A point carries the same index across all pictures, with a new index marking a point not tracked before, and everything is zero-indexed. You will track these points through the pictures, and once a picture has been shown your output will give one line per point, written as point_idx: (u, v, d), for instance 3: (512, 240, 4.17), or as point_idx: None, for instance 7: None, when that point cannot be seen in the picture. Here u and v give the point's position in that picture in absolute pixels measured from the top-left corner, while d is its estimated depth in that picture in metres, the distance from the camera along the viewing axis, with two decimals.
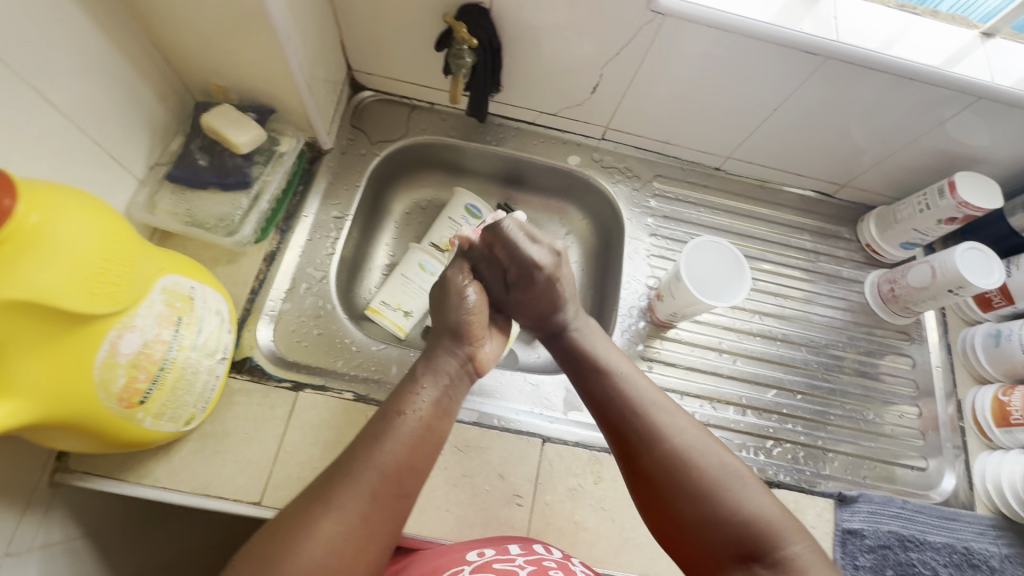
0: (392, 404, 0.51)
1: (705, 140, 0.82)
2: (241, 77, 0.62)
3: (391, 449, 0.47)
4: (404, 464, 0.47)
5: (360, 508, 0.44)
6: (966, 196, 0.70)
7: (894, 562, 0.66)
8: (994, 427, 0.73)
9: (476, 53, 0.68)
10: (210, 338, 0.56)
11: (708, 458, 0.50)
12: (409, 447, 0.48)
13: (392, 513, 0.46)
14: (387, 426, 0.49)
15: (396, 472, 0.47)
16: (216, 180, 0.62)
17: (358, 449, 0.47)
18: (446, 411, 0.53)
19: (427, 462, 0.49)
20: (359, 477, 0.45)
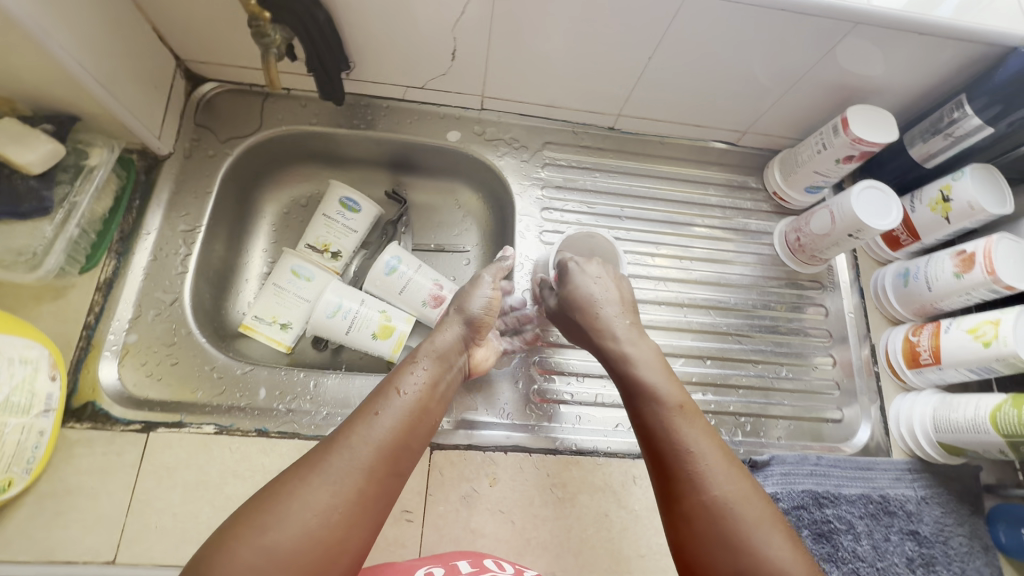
0: (393, 377, 0.52)
1: (591, 99, 0.75)
2: (21, 86, 0.53)
3: (388, 423, 0.48)
4: (398, 440, 0.47)
5: (355, 478, 0.43)
6: (859, 132, 0.65)
7: (810, 522, 0.64)
8: (906, 369, 0.71)
9: (281, 26, 0.58)
10: (16, 394, 0.49)
11: (741, 489, 0.46)
12: (405, 425, 0.49)
13: (384, 490, 0.45)
14: (386, 401, 0.50)
15: (392, 449, 0.47)
16: (7, 210, 0.53)
17: (356, 421, 0.47)
18: (440, 393, 0.54)
19: (421, 443, 0.50)
20: (356, 449, 0.45)
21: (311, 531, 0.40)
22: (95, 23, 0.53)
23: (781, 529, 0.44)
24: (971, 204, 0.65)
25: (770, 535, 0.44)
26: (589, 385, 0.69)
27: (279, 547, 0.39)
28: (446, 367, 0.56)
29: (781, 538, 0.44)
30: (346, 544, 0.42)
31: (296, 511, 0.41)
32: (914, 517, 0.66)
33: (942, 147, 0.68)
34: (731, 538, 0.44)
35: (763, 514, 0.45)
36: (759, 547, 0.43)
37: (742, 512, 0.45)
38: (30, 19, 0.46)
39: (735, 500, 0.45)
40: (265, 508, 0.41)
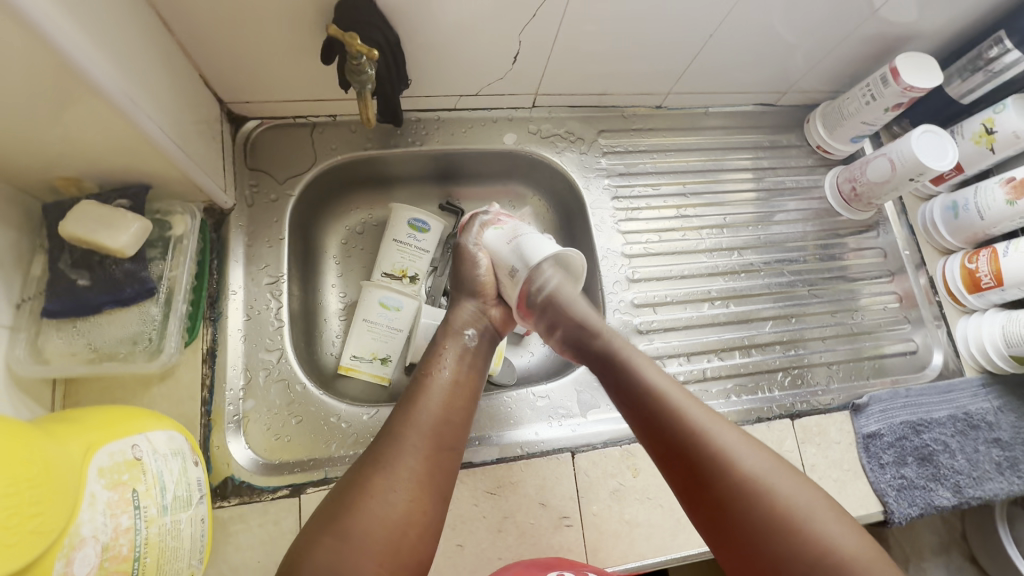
0: (421, 369, 0.56)
1: (643, 81, 0.75)
2: (91, 161, 0.49)
3: (427, 408, 0.52)
4: (441, 421, 0.52)
5: (409, 463, 0.47)
6: (910, 80, 0.68)
7: (913, 450, 0.69)
8: (967, 294, 0.77)
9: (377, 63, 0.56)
10: (179, 488, 0.46)
11: (738, 441, 0.48)
12: (443, 405, 0.53)
13: (441, 469, 0.49)
14: (420, 390, 0.53)
15: (436, 430, 0.51)
16: (110, 299, 0.52)
17: (394, 418, 0.51)
18: (473, 370, 0.58)
19: (464, 416, 0.54)
20: (404, 438, 0.49)
21: (387, 518, 0.45)
22: (154, 79, 0.50)
23: (787, 471, 0.46)
24: (1016, 133, 0.69)
25: (777, 475, 0.45)
26: (696, 360, 0.74)
27: (358, 539, 0.43)
28: (468, 346, 0.59)
29: (790, 480, 0.45)
30: (419, 521, 0.46)
31: (365, 507, 0.45)
32: (994, 425, 0.71)
33: (980, 83, 0.72)
34: (742, 487, 0.45)
35: (765, 458, 0.47)
36: (772, 493, 0.44)
37: (744, 460, 0.46)
38: (117, 88, 0.43)
39: (736, 450, 0.47)
40: (334, 510, 0.45)
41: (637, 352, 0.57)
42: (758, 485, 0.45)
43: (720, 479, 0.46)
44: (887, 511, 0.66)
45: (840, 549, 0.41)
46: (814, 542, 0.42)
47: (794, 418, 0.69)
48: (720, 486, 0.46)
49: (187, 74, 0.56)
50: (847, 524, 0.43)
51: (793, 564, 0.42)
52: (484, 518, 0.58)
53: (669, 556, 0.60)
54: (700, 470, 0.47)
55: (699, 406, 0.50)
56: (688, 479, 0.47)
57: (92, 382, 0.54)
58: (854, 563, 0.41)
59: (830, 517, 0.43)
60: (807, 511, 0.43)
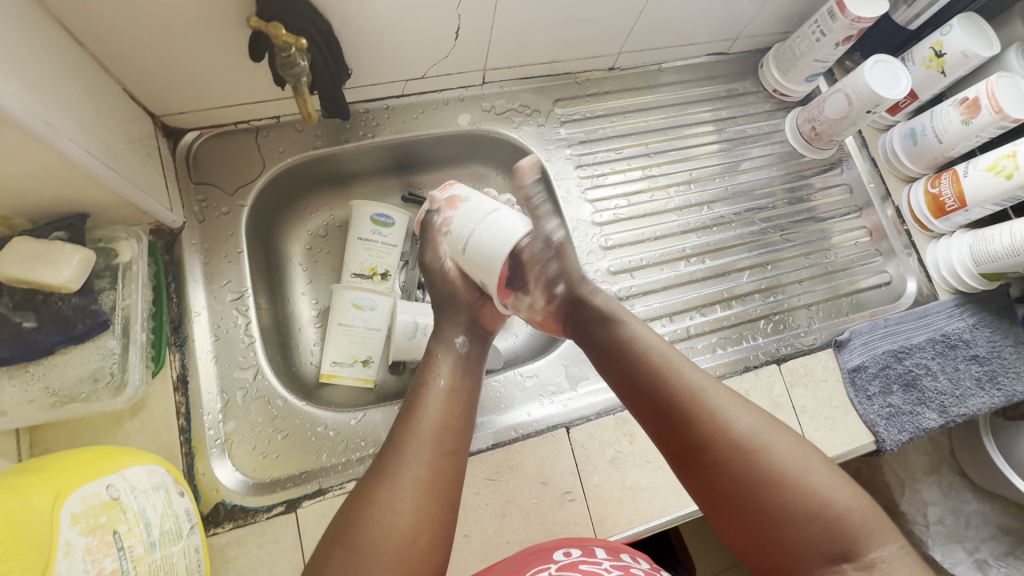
0: (419, 378, 0.55)
1: (591, 45, 0.74)
2: (16, 195, 0.46)
3: (427, 416, 0.50)
4: (441, 427, 0.50)
5: (414, 471, 0.46)
6: (857, 12, 0.67)
7: (898, 376, 0.70)
8: (934, 220, 0.78)
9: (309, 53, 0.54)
10: (165, 521, 0.44)
11: (730, 402, 0.47)
12: (442, 412, 0.51)
13: (447, 473, 0.48)
14: (418, 400, 0.52)
15: (438, 436, 0.49)
16: (63, 337, 0.49)
17: (395, 431, 0.50)
18: (469, 374, 0.56)
19: (464, 420, 0.52)
20: (406, 449, 0.47)
21: (395, 527, 0.43)
22: (75, 99, 0.47)
23: (778, 429, 0.46)
24: (965, 52, 0.69)
25: (769, 433, 0.45)
26: (678, 320, 0.74)
27: (369, 552, 0.42)
28: (461, 353, 0.58)
29: (781, 437, 0.45)
30: (430, 527, 0.44)
31: (372, 518, 0.43)
32: (971, 343, 0.72)
33: (925, 7, 0.72)
34: (735, 451, 0.45)
35: (758, 418, 0.46)
36: (763, 452, 0.44)
37: (736, 422, 0.46)
38: (30, 112, 0.40)
39: (727, 412, 0.47)
40: (344, 527, 0.44)
41: (637, 322, 0.57)
42: (751, 447, 0.44)
43: (713, 443, 0.46)
44: (879, 440, 0.67)
45: (831, 500, 0.42)
46: (806, 494, 0.42)
47: (780, 363, 0.70)
48: (711, 449, 0.46)
49: (108, 89, 0.53)
50: (836, 476, 0.43)
51: (784, 518, 0.42)
52: (488, 505, 0.58)
53: (675, 515, 0.60)
54: (692, 433, 0.47)
55: (692, 370, 0.51)
56: (682, 445, 0.47)
57: (59, 427, 0.51)
58: (845, 515, 0.41)
59: (820, 470, 0.43)
60: (798, 467, 0.43)
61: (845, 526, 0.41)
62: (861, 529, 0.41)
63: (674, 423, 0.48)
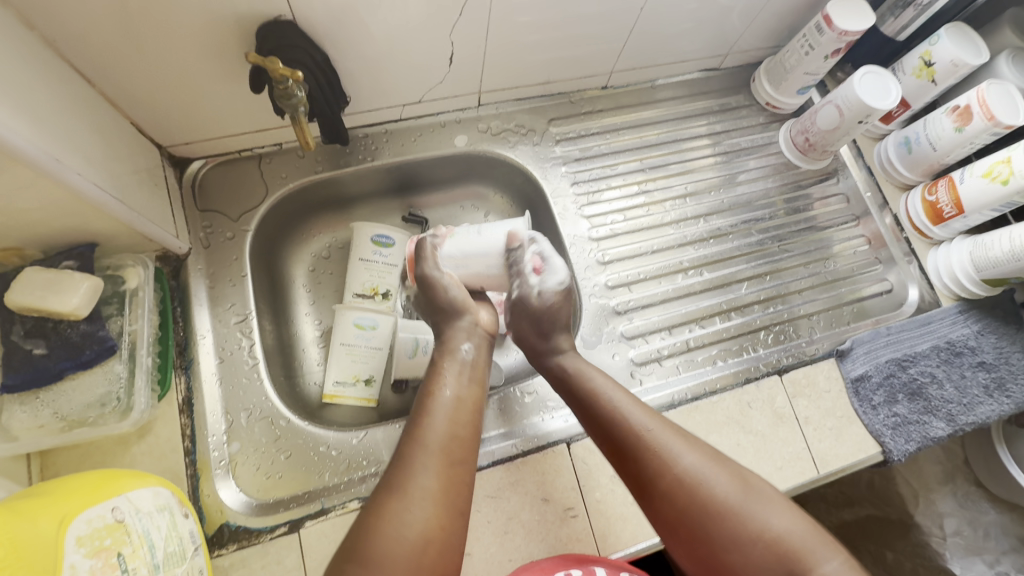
0: (424, 386, 0.53)
1: (583, 65, 0.75)
2: (26, 228, 0.48)
3: (433, 425, 0.49)
4: (450, 435, 0.49)
5: (424, 481, 0.45)
6: (844, 25, 0.68)
7: (903, 386, 0.69)
8: (933, 226, 0.77)
9: (305, 83, 0.56)
10: (170, 543, 0.45)
11: (675, 440, 0.50)
12: (450, 421, 0.50)
13: (456, 482, 0.46)
14: (425, 409, 0.51)
15: (447, 447, 0.48)
16: (71, 363, 0.51)
17: (404, 439, 0.48)
18: (477, 387, 0.54)
19: (472, 429, 0.51)
20: (415, 459, 0.46)
21: (405, 538, 0.42)
22: (84, 134, 0.49)
23: (723, 465, 0.48)
24: (954, 61, 0.70)
25: (711, 469, 0.47)
26: (677, 333, 0.74)
27: (379, 564, 0.40)
28: (466, 362, 0.56)
29: (721, 470, 0.47)
30: (439, 537, 0.43)
31: (381, 531, 0.42)
32: (977, 349, 0.71)
33: (912, 18, 0.73)
34: (679, 485, 0.47)
35: (702, 455, 0.48)
36: (705, 486, 0.46)
37: (681, 460, 0.48)
38: (40, 150, 0.42)
39: (672, 451, 0.49)
40: (353, 538, 0.42)
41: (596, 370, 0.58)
42: (694, 485, 0.47)
43: (656, 478, 0.48)
44: (886, 451, 0.66)
45: (774, 531, 0.44)
46: (750, 528, 0.44)
47: (782, 374, 0.70)
48: (658, 484, 0.48)
49: (117, 123, 0.55)
50: (780, 506, 0.45)
51: (731, 546, 0.44)
52: (490, 522, 0.58)
53: None
54: (640, 471, 0.49)
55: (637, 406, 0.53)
56: (634, 481, 0.50)
57: (70, 450, 0.52)
58: (783, 541, 0.43)
59: (762, 500, 0.45)
60: (744, 502, 0.45)
61: (789, 549, 0.43)
62: (799, 554, 0.42)
63: (625, 464, 0.51)
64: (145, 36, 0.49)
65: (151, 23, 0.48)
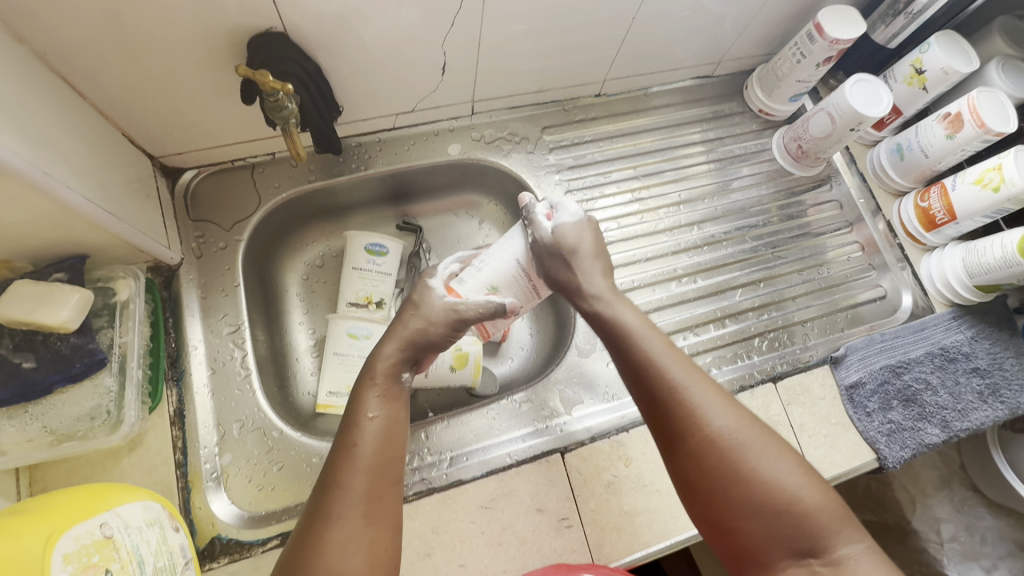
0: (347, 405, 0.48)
1: (576, 73, 0.75)
2: (16, 240, 0.48)
3: (364, 446, 0.45)
4: (383, 454, 0.46)
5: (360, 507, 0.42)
6: (835, 33, 0.68)
7: (897, 393, 0.69)
8: (925, 233, 0.78)
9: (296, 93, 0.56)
10: (159, 558, 0.45)
11: (717, 400, 0.47)
12: (381, 437, 0.46)
13: (392, 500, 0.45)
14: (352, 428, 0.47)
15: (381, 467, 0.45)
16: (60, 376, 0.50)
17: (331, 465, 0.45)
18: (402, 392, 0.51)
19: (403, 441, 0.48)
20: (348, 487, 0.43)
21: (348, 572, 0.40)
22: (74, 147, 0.49)
23: (757, 431, 0.46)
24: (944, 69, 0.70)
25: (750, 434, 0.46)
26: (671, 341, 0.74)
27: None
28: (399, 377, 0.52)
29: (759, 437, 0.46)
30: (383, 560, 0.42)
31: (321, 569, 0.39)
32: (971, 355, 0.72)
33: (903, 27, 0.73)
34: (712, 445, 0.45)
35: (739, 419, 0.46)
36: (741, 450, 0.45)
37: (715, 421, 0.46)
38: (28, 162, 0.42)
39: (713, 410, 0.46)
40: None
41: (628, 305, 0.56)
42: (727, 447, 0.45)
43: (690, 435, 0.46)
44: (881, 457, 0.66)
45: (802, 503, 0.43)
46: (778, 496, 0.43)
47: (776, 381, 0.70)
48: (692, 440, 0.46)
49: (108, 135, 0.55)
50: (809, 479, 0.44)
51: (752, 513, 0.44)
52: (484, 533, 0.58)
53: (672, 541, 0.59)
54: (672, 427, 0.47)
55: (678, 357, 0.50)
56: (664, 435, 0.48)
57: (60, 464, 0.52)
58: (809, 517, 0.42)
59: (792, 471, 0.44)
60: (773, 472, 0.44)
61: (813, 525, 0.42)
62: (822, 528, 0.42)
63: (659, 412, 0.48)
64: (136, 49, 0.49)
65: (140, 37, 0.48)
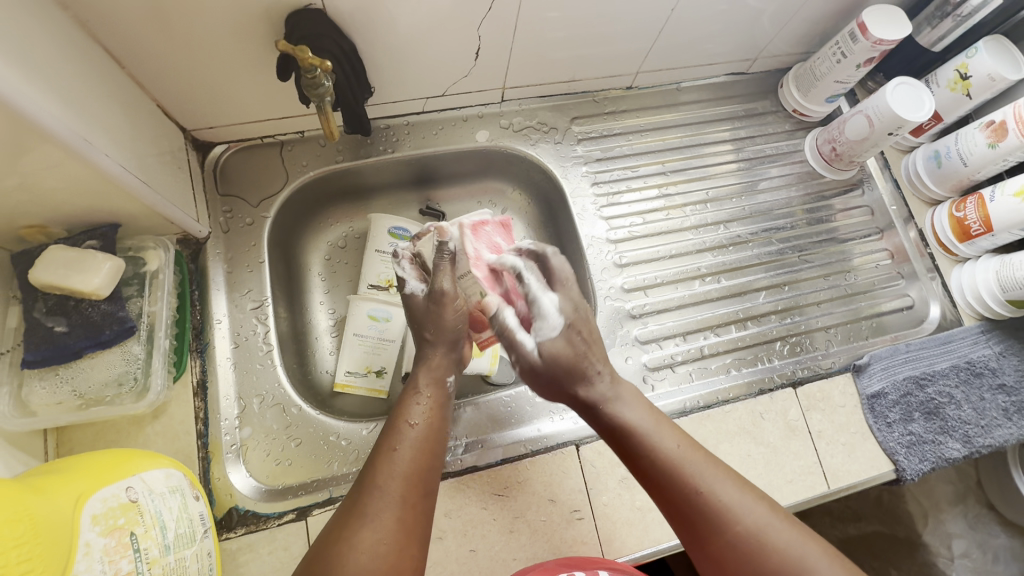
0: (393, 417, 0.52)
1: (609, 64, 0.74)
2: (51, 205, 0.49)
3: (404, 453, 0.48)
4: (420, 465, 0.48)
5: (394, 512, 0.44)
6: (879, 34, 0.66)
7: (919, 405, 0.68)
8: (959, 243, 0.76)
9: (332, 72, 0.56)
10: (180, 525, 0.45)
11: (738, 492, 0.46)
12: (424, 449, 0.49)
13: (423, 514, 0.46)
14: (395, 435, 0.50)
15: (416, 477, 0.47)
16: (89, 342, 0.51)
17: (373, 464, 0.47)
18: (446, 412, 0.54)
19: (439, 457, 0.50)
20: (385, 488, 0.46)
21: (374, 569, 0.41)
22: (112, 115, 0.49)
23: (784, 522, 0.44)
24: (990, 76, 0.68)
25: (779, 528, 0.44)
26: (691, 340, 0.74)
27: None
28: (443, 386, 0.55)
29: (788, 529, 0.44)
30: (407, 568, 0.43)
31: (350, 560, 0.41)
32: (998, 371, 0.70)
33: (950, 29, 0.71)
34: (743, 545, 0.43)
35: (765, 508, 0.45)
36: (772, 548, 0.43)
37: (743, 518, 0.44)
38: (70, 130, 0.43)
39: (735, 505, 0.45)
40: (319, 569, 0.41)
41: (630, 391, 0.55)
42: (758, 545, 0.43)
43: (717, 536, 0.45)
44: (899, 469, 0.65)
45: None
46: None
47: (796, 387, 0.69)
48: (720, 540, 0.44)
49: (143, 105, 0.55)
50: (843, 568, 0.42)
51: None
52: (496, 521, 0.58)
53: (683, 539, 0.59)
54: (697, 529, 0.46)
55: (693, 452, 0.49)
56: (689, 536, 0.46)
57: (86, 428, 0.53)
58: None
59: (824, 560, 0.42)
60: (807, 564, 0.42)
61: None
62: None
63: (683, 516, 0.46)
64: (177, 20, 0.49)
65: (180, 8, 0.48)
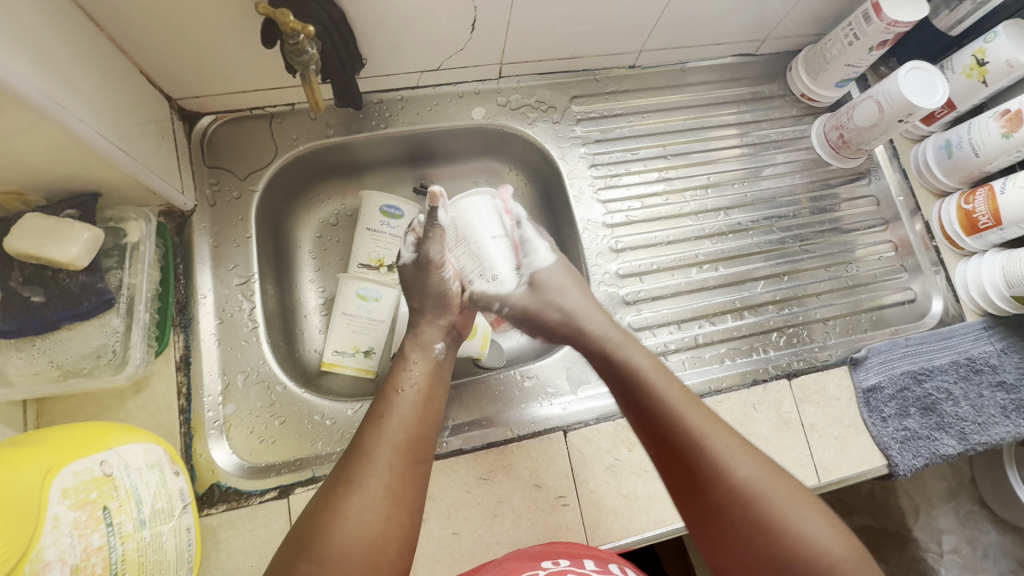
0: (385, 385, 0.52)
1: (611, 42, 0.72)
2: (26, 172, 0.47)
3: (395, 423, 0.48)
4: (412, 435, 0.48)
5: (385, 480, 0.44)
6: (894, 15, 0.64)
7: (916, 400, 0.67)
8: (965, 237, 0.74)
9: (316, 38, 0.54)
10: (158, 500, 0.45)
11: (736, 447, 0.46)
12: (416, 420, 0.49)
13: (416, 483, 0.46)
14: (388, 404, 0.49)
15: (409, 445, 0.47)
16: (67, 314, 0.50)
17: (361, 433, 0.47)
18: (439, 384, 0.54)
19: (431, 429, 0.50)
20: (375, 456, 0.45)
21: (363, 535, 0.41)
22: (88, 79, 0.47)
23: (781, 478, 0.44)
24: (1009, 61, 0.65)
25: (772, 483, 0.44)
26: (686, 328, 0.72)
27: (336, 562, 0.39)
28: (437, 359, 0.56)
29: (780, 484, 0.44)
30: (396, 535, 0.42)
31: (340, 527, 0.41)
32: (998, 368, 0.69)
33: (969, 11, 0.69)
34: (737, 496, 0.44)
35: (761, 466, 0.45)
36: (764, 499, 0.43)
37: (739, 469, 0.44)
38: (39, 91, 0.41)
39: (730, 456, 0.45)
40: (308, 537, 0.41)
41: (636, 346, 0.56)
42: (752, 497, 0.43)
43: (711, 484, 0.45)
44: (892, 464, 0.64)
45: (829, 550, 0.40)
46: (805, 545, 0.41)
47: (790, 378, 0.67)
48: (716, 488, 0.44)
49: (124, 72, 0.54)
50: (825, 522, 0.42)
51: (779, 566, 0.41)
52: (480, 504, 0.57)
53: (668, 528, 0.58)
54: (693, 474, 0.46)
55: (693, 404, 0.49)
56: (682, 483, 0.46)
57: (66, 400, 0.53)
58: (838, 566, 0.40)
59: (810, 514, 0.42)
60: (794, 516, 0.42)
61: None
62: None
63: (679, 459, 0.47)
64: None
65: None
